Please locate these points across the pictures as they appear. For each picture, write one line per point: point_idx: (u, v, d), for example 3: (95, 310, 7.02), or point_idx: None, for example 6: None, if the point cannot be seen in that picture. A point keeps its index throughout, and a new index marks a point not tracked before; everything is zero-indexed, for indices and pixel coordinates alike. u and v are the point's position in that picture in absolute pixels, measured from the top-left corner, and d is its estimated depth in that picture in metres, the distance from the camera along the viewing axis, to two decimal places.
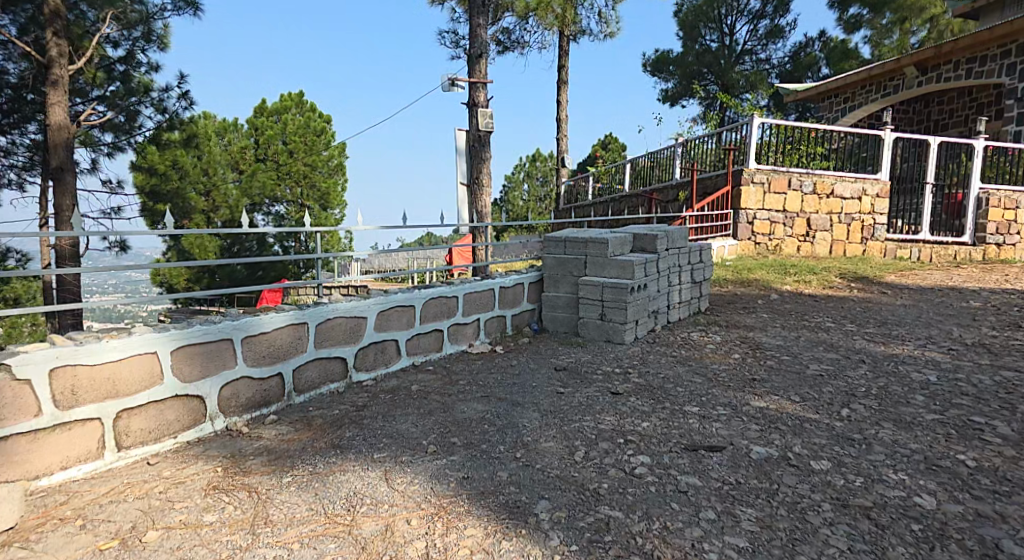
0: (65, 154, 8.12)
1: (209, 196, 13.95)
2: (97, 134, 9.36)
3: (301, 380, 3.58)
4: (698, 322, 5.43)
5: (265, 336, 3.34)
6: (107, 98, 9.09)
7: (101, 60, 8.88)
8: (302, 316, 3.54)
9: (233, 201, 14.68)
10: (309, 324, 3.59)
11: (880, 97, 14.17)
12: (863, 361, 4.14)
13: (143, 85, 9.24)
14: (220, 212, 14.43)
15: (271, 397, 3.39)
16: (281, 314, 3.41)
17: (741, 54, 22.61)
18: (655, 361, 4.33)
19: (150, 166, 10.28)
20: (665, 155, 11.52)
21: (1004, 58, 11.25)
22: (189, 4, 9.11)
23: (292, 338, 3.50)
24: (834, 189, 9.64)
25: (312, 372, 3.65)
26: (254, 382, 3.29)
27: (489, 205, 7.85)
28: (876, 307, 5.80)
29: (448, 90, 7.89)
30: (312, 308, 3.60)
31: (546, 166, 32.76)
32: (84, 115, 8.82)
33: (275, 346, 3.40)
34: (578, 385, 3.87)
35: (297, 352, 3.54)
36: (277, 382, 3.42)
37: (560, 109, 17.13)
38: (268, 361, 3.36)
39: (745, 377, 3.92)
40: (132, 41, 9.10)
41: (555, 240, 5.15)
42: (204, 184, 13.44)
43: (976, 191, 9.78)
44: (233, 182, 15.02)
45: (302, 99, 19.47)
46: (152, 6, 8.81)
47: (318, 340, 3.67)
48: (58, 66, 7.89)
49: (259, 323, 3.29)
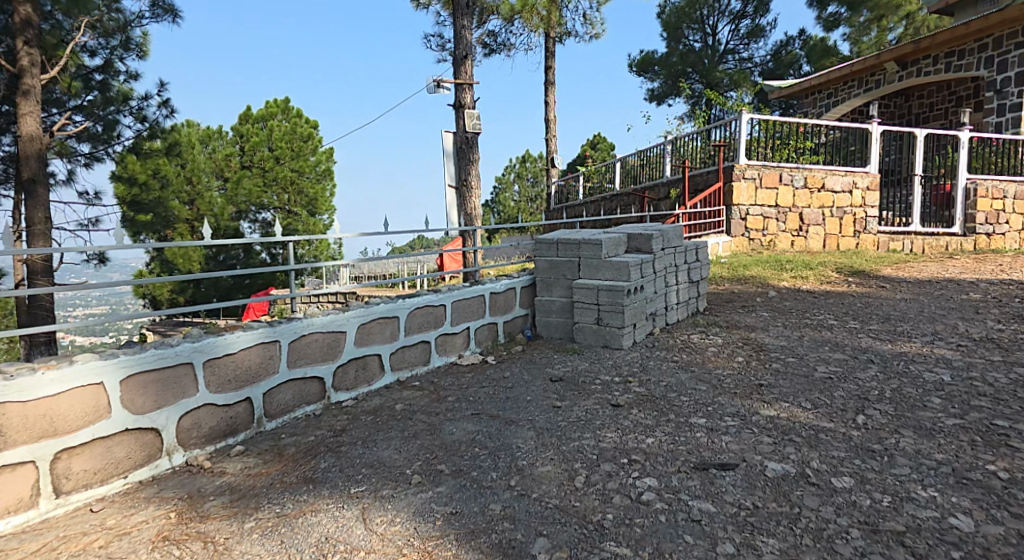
0: (37, 165, 7.72)
1: (193, 206, 14.24)
2: (73, 145, 8.93)
3: (273, 403, 3.33)
4: (697, 323, 5.21)
5: (230, 359, 3.10)
6: (86, 108, 8.66)
7: (78, 69, 8.49)
8: (273, 334, 3.31)
9: (219, 209, 14.93)
10: (281, 343, 3.35)
11: (861, 93, 14.08)
12: (872, 361, 3.92)
13: (122, 94, 8.90)
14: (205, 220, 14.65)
15: (238, 425, 3.15)
16: (247, 333, 3.17)
17: (724, 53, 22.56)
18: (655, 368, 4.09)
19: (130, 176, 9.83)
20: (655, 153, 11.35)
21: (981, 51, 11.20)
22: (168, 11, 8.76)
23: (262, 359, 3.26)
24: (825, 183, 9.48)
25: (285, 395, 3.40)
26: (218, 410, 3.06)
27: (479, 206, 7.58)
28: (876, 302, 5.60)
29: (433, 92, 7.64)
30: (285, 325, 3.36)
31: (536, 167, 32.48)
32: (59, 125, 8.35)
33: (242, 368, 3.16)
34: (576, 397, 3.63)
35: (268, 373, 3.30)
36: (244, 407, 3.19)
37: (548, 110, 16.91)
38: (233, 385, 3.13)
39: (751, 383, 3.69)
40: (110, 49, 8.76)
41: (546, 242, 4.92)
42: (187, 194, 13.73)
43: (964, 181, 9.67)
44: (216, 192, 15.35)
45: (287, 105, 19.10)
46: (129, 14, 8.54)
47: (291, 360, 3.42)
48: (29, 75, 7.50)
49: (222, 344, 3.06)
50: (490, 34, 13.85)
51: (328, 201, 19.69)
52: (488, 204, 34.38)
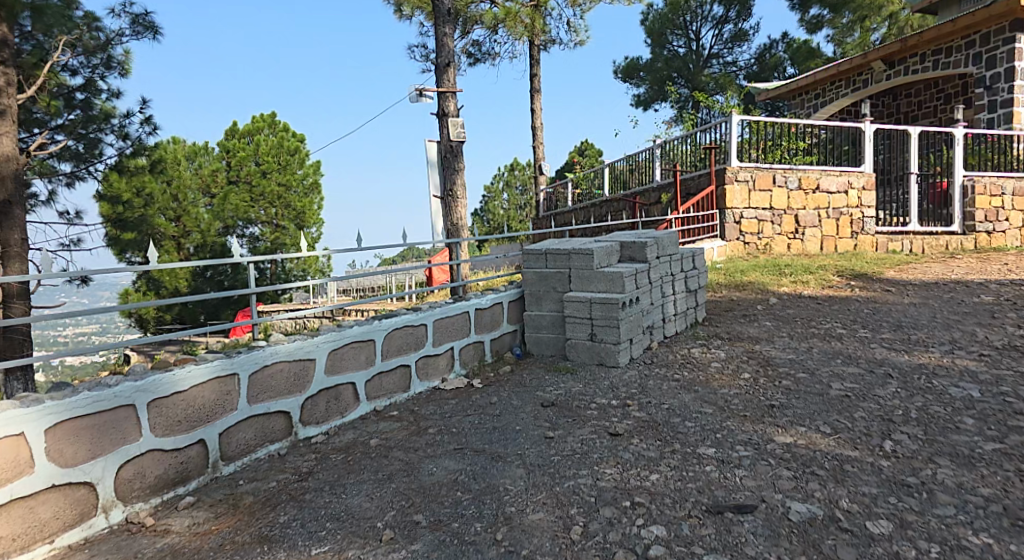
0: (14, 186, 7.07)
1: (178, 221, 13.91)
2: (54, 164, 8.37)
3: (230, 443, 2.97)
4: (697, 336, 4.89)
5: (179, 398, 2.74)
6: (66, 127, 8.16)
7: (57, 88, 7.98)
8: (230, 366, 2.95)
9: (205, 225, 14.55)
10: (239, 376, 2.99)
11: (850, 92, 13.89)
12: (890, 376, 3.61)
13: (105, 113, 8.45)
14: (191, 236, 14.24)
15: (190, 472, 2.79)
16: (200, 367, 2.82)
17: (708, 58, 22.46)
18: (656, 389, 3.75)
19: (114, 195, 9.37)
20: (644, 158, 11.07)
21: (969, 48, 11.02)
22: (149, 28, 8.39)
23: (217, 396, 2.89)
24: (820, 183, 9.25)
25: (245, 433, 3.04)
26: (165, 456, 2.69)
27: (466, 216, 7.23)
28: (885, 307, 5.32)
29: (415, 101, 7.29)
30: (243, 356, 3.00)
31: (523, 175, 32.31)
32: (35, 143, 7.76)
33: (194, 407, 2.80)
34: (570, 426, 3.28)
35: (224, 411, 2.94)
36: (197, 451, 2.83)
37: (534, 117, 16.65)
38: (183, 427, 2.77)
39: (761, 404, 3.36)
40: (91, 68, 8.29)
41: (534, 253, 4.60)
42: (173, 209, 13.56)
43: (960, 179, 9.43)
44: (204, 207, 14.92)
45: (274, 119, 18.76)
46: (110, 32, 8.10)
47: (252, 395, 3.06)
48: (5, 95, 6.91)
49: (170, 382, 2.70)
50: (473, 43, 13.57)
51: (316, 214, 19.18)
52: (477, 214, 34.11)
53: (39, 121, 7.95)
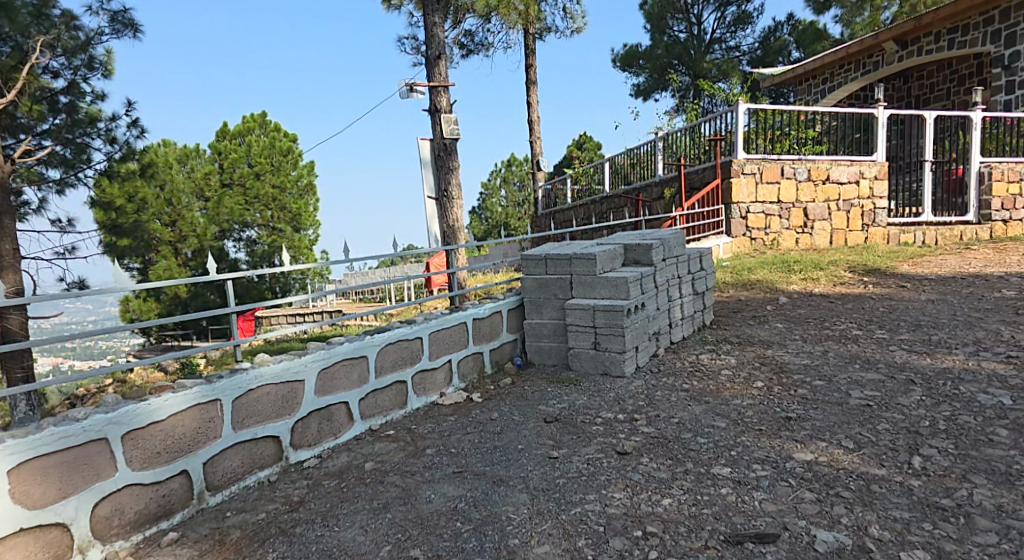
0: None
1: (175, 226, 13.90)
2: (42, 170, 8.15)
3: (215, 473, 2.81)
4: (706, 341, 4.71)
5: (157, 429, 2.59)
6: (52, 132, 7.95)
7: (40, 91, 7.57)
8: (211, 393, 2.79)
9: (201, 228, 14.52)
10: (222, 402, 2.83)
11: (859, 76, 13.62)
12: (913, 383, 3.41)
13: (91, 116, 8.19)
14: (188, 241, 14.24)
15: (173, 505, 2.63)
16: (178, 396, 2.66)
17: (711, 43, 22.14)
18: (664, 401, 3.56)
19: (107, 201, 9.01)
20: (645, 152, 10.86)
21: (986, 25, 10.76)
22: (128, 25, 8.25)
23: (198, 423, 2.74)
24: (830, 174, 9.01)
25: (231, 461, 2.88)
26: (145, 490, 2.54)
27: (462, 217, 7.07)
28: (902, 305, 5.11)
29: (406, 97, 7.14)
30: (225, 382, 2.84)
31: (523, 169, 32.09)
32: (19, 151, 7.54)
33: (173, 437, 2.65)
34: (575, 444, 3.11)
35: (207, 439, 2.78)
36: (180, 482, 2.67)
37: (531, 110, 16.43)
38: (163, 459, 2.61)
39: (777, 416, 3.17)
40: (73, 70, 7.92)
41: (533, 258, 4.42)
42: (167, 214, 13.62)
43: (977, 165, 9.20)
44: (199, 212, 14.93)
45: (265, 119, 18.50)
46: (89, 31, 7.85)
47: (236, 421, 2.91)
48: None
49: (146, 412, 2.55)
50: (467, 34, 13.36)
51: (311, 216, 19.29)
52: (477, 211, 33.93)
53: (24, 127, 7.71)
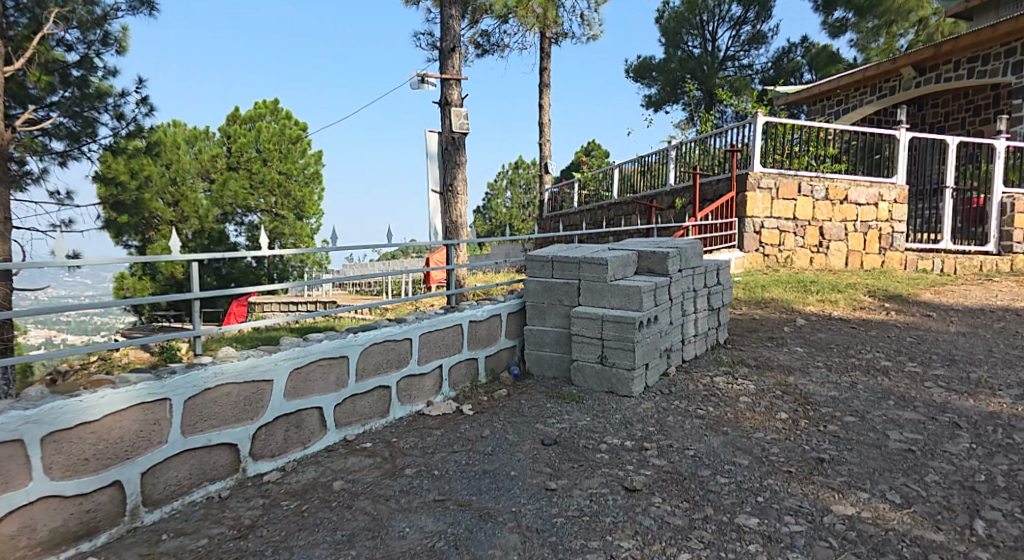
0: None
1: (176, 206, 13.58)
2: (45, 142, 6.79)
3: (155, 485, 2.40)
4: (720, 361, 4.32)
5: (86, 431, 2.17)
6: (59, 104, 6.70)
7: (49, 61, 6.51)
8: (160, 391, 2.40)
9: (204, 210, 14.23)
10: (172, 402, 2.44)
11: (875, 100, 13.28)
12: (959, 427, 3.02)
13: (104, 92, 7.01)
14: (189, 222, 13.95)
15: (99, 523, 2.21)
16: (117, 392, 2.26)
17: (724, 60, 21.80)
18: (677, 428, 3.18)
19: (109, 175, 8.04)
20: (658, 159, 10.50)
21: (1008, 56, 10.41)
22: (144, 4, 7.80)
23: (139, 426, 2.33)
24: (849, 194, 8.66)
25: (176, 472, 2.48)
26: (65, 505, 2.12)
27: (465, 214, 6.70)
28: (930, 337, 4.74)
29: (416, 88, 6.73)
30: (178, 378, 2.45)
31: (529, 173, 31.74)
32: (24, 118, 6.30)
33: (107, 441, 2.23)
34: (577, 475, 2.72)
35: (150, 446, 2.38)
36: (110, 495, 2.25)
37: (543, 113, 16.07)
38: (91, 467, 2.19)
39: (807, 457, 2.78)
40: (85, 44, 6.88)
41: (539, 260, 4.07)
42: (172, 194, 13.30)
43: (999, 196, 8.81)
44: (202, 193, 14.62)
45: (277, 106, 18.03)
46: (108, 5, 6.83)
47: (187, 425, 2.51)
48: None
49: (76, 411, 2.14)
50: (481, 34, 13.04)
51: (316, 206, 18.62)
52: (480, 210, 33.54)
53: (32, 98, 6.52)
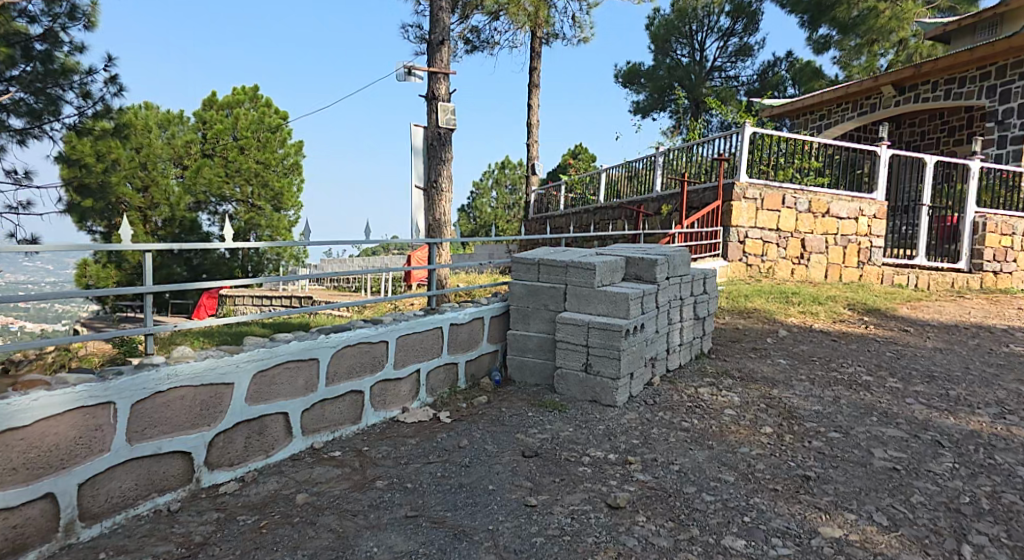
0: None
1: (145, 192, 13.15)
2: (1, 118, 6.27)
3: (94, 498, 2.34)
4: (704, 371, 4.28)
5: (14, 438, 2.10)
6: (20, 78, 6.24)
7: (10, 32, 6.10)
8: (102, 394, 2.34)
9: (175, 198, 13.84)
10: (116, 406, 2.39)
11: (856, 117, 13.47)
12: (941, 446, 3.01)
13: (70, 69, 6.66)
14: (158, 209, 13.53)
15: (28, 539, 2.15)
16: (53, 394, 2.19)
17: (712, 70, 21.95)
18: (661, 441, 3.13)
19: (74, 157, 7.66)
20: (645, 166, 10.51)
21: (983, 80, 10.63)
22: None
23: (76, 433, 2.27)
24: (830, 208, 8.76)
25: (119, 482, 2.43)
26: None
27: (449, 213, 6.54)
28: (909, 353, 4.77)
29: (402, 80, 6.58)
30: (123, 381, 2.40)
31: (515, 174, 31.58)
32: None
33: (38, 449, 2.17)
34: (558, 490, 2.66)
35: (90, 454, 2.32)
36: (41, 508, 2.18)
37: (531, 113, 15.99)
38: (19, 478, 2.12)
39: (792, 474, 2.75)
40: (51, 17, 6.56)
41: (524, 262, 3.97)
42: (142, 179, 12.96)
43: (972, 215, 9.02)
44: (174, 180, 14.21)
45: (256, 93, 17.67)
46: None
47: (133, 432, 2.46)
48: None
49: (3, 416, 2.07)
50: (471, 29, 12.89)
51: (295, 197, 18.33)
52: (464, 208, 33.28)
53: None
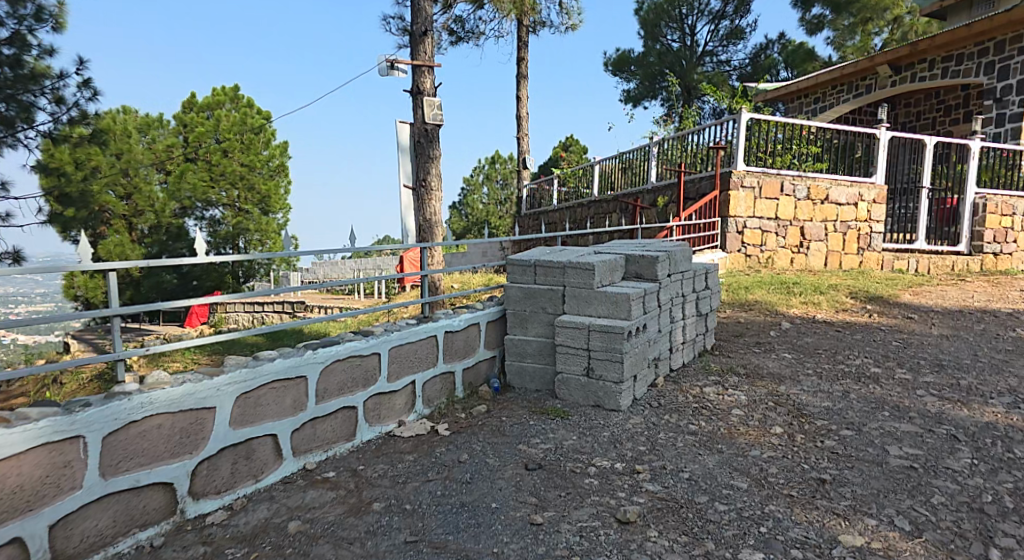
0: None
1: (130, 200, 13.05)
2: None
3: (68, 538, 2.24)
4: (710, 369, 4.19)
5: None
6: None
7: None
8: (69, 428, 2.23)
9: (160, 204, 13.97)
10: (85, 439, 2.27)
11: (852, 98, 13.36)
12: (957, 440, 2.91)
13: (40, 74, 6.48)
14: (144, 216, 13.56)
15: None
16: (15, 432, 2.08)
17: (702, 55, 21.78)
18: (670, 447, 3.04)
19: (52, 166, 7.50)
20: (639, 157, 10.39)
21: (981, 56, 10.54)
22: None
23: (43, 472, 2.17)
24: (829, 194, 8.67)
25: (95, 520, 2.32)
26: None
27: (440, 212, 6.41)
28: (917, 340, 4.68)
29: (385, 74, 6.44)
30: (92, 412, 2.28)
31: (506, 168, 31.36)
32: None
33: (3, 491, 2.06)
34: (565, 504, 2.56)
35: (60, 493, 2.22)
36: (9, 553, 2.08)
37: (520, 106, 15.84)
38: None
39: (807, 477, 2.65)
40: (16, 20, 6.36)
41: (520, 264, 3.85)
42: (124, 187, 12.65)
43: (972, 196, 8.97)
44: (157, 186, 14.02)
45: (237, 93, 17.47)
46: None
47: (107, 466, 2.35)
48: None
49: None
50: (456, 20, 12.69)
51: (282, 199, 18.00)
52: (457, 205, 33.04)
53: None
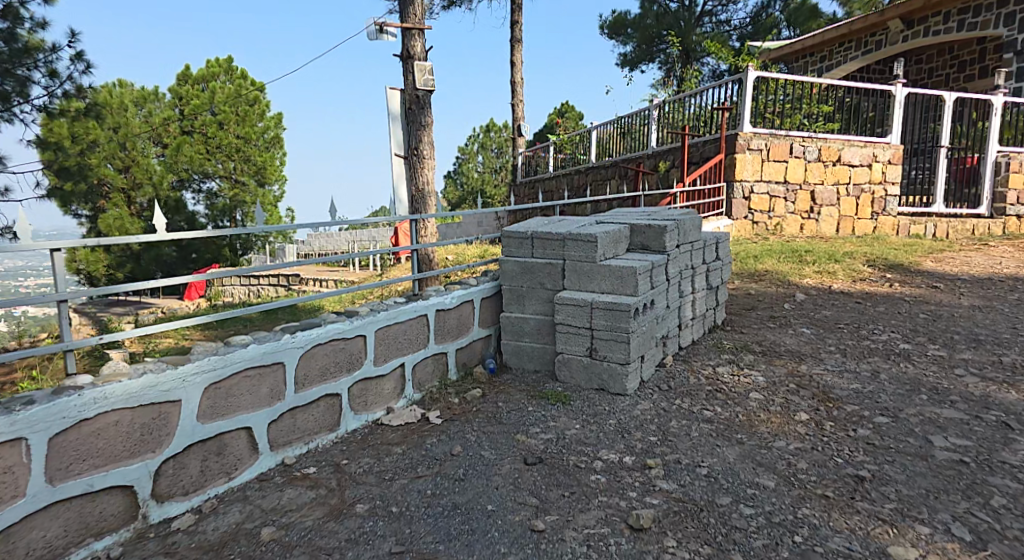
0: None
1: (129, 173, 12.59)
2: None
3: (12, 552, 1.95)
4: (722, 347, 3.86)
5: None
6: None
7: None
8: (9, 430, 1.92)
9: (158, 177, 13.49)
10: (29, 442, 1.96)
11: (860, 56, 12.74)
12: (1011, 429, 2.59)
13: (35, 47, 6.04)
14: (143, 189, 12.90)
15: None
16: None
17: (702, 15, 20.70)
18: (683, 438, 2.73)
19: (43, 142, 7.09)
20: (638, 121, 9.91)
21: (1000, 7, 9.95)
22: None
23: None
24: (842, 155, 8.22)
25: (44, 530, 2.02)
26: None
27: (433, 180, 6.00)
28: (946, 312, 4.34)
29: (375, 39, 5.97)
30: (34, 412, 1.97)
31: (500, 136, 30.62)
32: None
33: None
34: (571, 506, 2.25)
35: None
36: None
37: (514, 71, 15.22)
38: None
39: (843, 475, 2.34)
40: None
41: (516, 237, 3.50)
42: (119, 158, 12.29)
43: (993, 155, 8.53)
44: (156, 160, 13.72)
45: (232, 65, 16.81)
46: None
47: (55, 470, 2.04)
48: None
49: None
50: None
51: (278, 170, 17.65)
52: (450, 174, 32.32)
53: None
